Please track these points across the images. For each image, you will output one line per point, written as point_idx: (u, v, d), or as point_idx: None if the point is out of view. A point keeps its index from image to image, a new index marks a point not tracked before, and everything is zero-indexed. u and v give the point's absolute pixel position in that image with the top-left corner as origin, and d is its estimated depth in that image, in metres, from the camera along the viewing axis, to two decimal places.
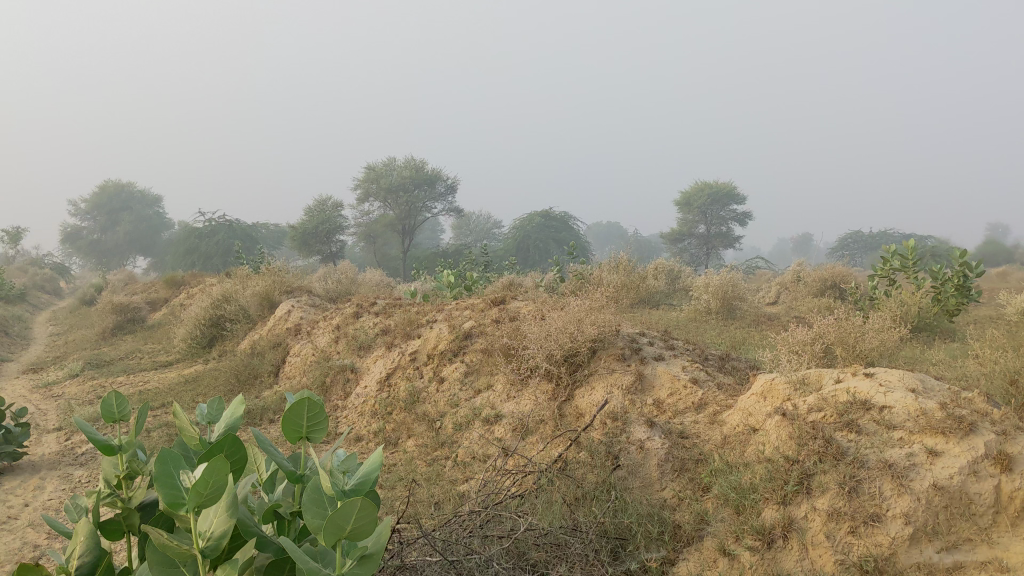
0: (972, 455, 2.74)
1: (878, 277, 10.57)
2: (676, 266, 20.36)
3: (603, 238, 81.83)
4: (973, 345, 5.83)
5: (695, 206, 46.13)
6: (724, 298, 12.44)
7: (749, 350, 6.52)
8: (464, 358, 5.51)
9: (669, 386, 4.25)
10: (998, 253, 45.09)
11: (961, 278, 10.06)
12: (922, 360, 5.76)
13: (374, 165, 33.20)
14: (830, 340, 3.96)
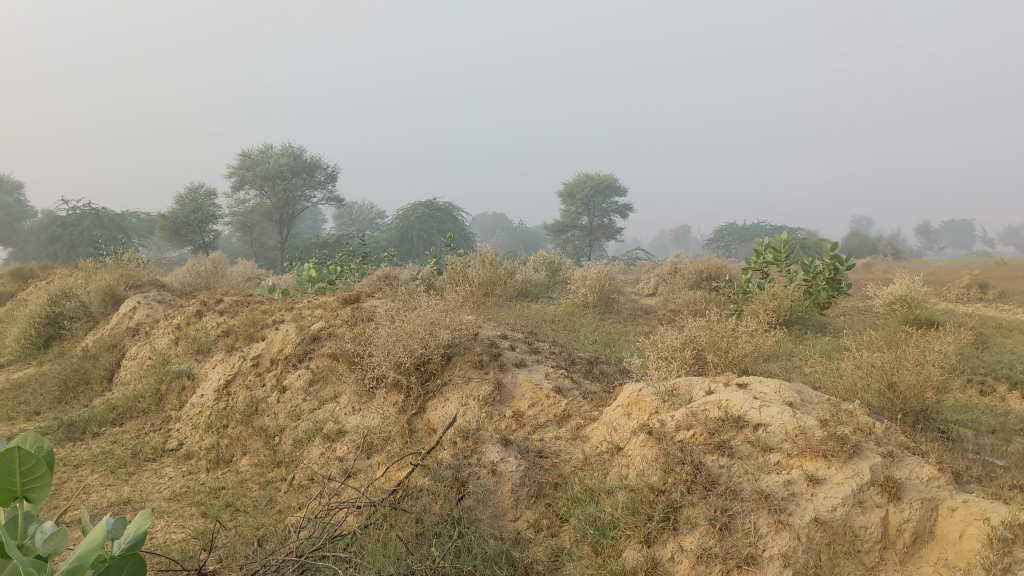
0: (857, 482, 2.42)
1: (751, 271, 10.50)
2: (557, 258, 20.14)
3: (487, 229, 81.69)
4: (842, 345, 5.69)
5: (578, 198, 46.37)
6: (601, 291, 12.21)
7: (619, 350, 6.22)
8: (310, 364, 4.98)
9: (530, 397, 3.83)
10: (862, 245, 47.06)
11: (832, 271, 10.12)
12: (791, 358, 5.58)
13: (249, 152, 31.88)
14: (702, 345, 3.64)
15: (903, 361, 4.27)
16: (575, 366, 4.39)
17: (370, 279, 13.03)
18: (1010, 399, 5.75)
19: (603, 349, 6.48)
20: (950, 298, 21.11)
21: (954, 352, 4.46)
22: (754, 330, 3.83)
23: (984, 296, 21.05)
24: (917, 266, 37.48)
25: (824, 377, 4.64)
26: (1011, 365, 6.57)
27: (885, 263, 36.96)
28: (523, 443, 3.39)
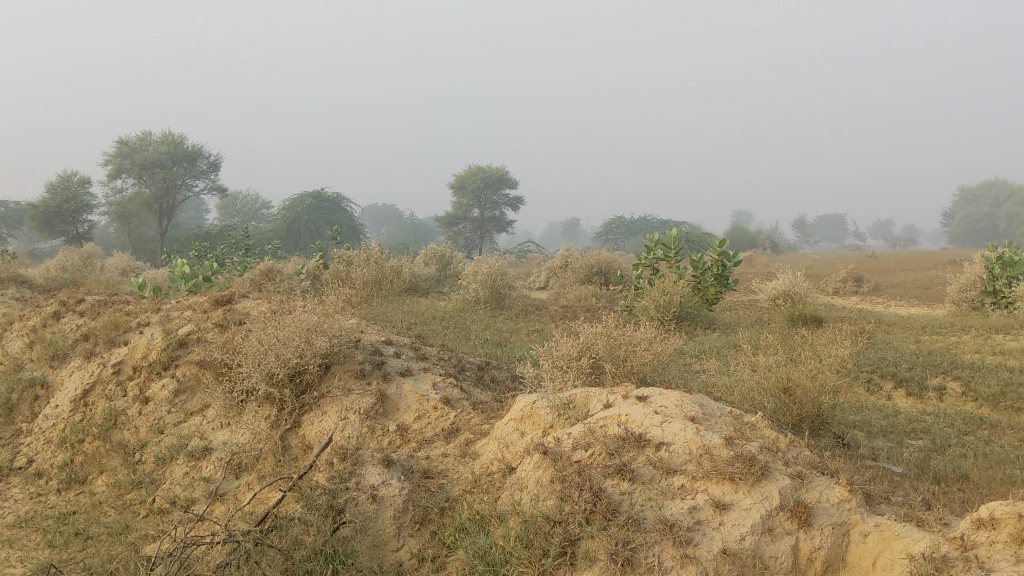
0: (766, 507, 2.23)
1: (641, 266, 10.46)
2: (448, 252, 19.86)
3: (377, 221, 80.73)
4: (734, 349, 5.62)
5: (469, 190, 46.19)
6: (493, 287, 12.00)
7: (510, 353, 6.01)
8: (177, 372, 4.58)
9: (415, 409, 3.56)
10: (744, 239, 48.46)
11: (720, 267, 10.19)
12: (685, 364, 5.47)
13: (126, 139, 30.45)
14: (598, 353, 3.44)
15: (797, 364, 4.19)
16: (465, 372, 4.14)
17: (252, 274, 12.48)
18: (896, 397, 5.79)
19: (494, 352, 6.26)
20: (828, 292, 21.80)
21: (847, 354, 4.40)
22: (651, 334, 3.67)
23: (859, 290, 21.82)
24: (797, 260, 38.76)
25: (718, 383, 4.53)
26: (894, 361, 6.65)
27: (766, 257, 38.15)
28: (407, 462, 3.12)
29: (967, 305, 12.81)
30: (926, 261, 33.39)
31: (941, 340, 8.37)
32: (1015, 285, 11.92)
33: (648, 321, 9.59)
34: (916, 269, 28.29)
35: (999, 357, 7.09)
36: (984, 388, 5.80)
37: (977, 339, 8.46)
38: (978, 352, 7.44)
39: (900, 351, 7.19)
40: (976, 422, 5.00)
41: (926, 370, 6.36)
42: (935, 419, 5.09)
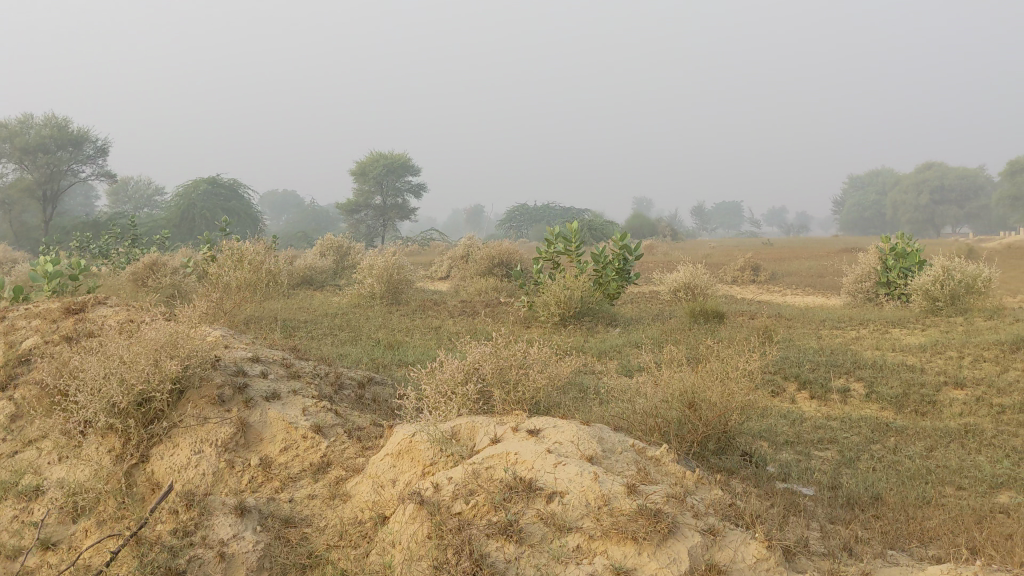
0: (673, 572, 1.92)
1: (542, 261, 10.15)
2: (346, 243, 19.18)
3: (277, 208, 78.78)
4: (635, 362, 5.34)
5: (371, 177, 45.32)
6: (390, 281, 11.49)
7: (399, 366, 5.60)
8: (14, 392, 4.02)
9: (281, 440, 3.14)
10: (644, 227, 48.96)
11: (621, 261, 9.97)
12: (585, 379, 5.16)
13: (5, 121, 28.64)
14: (486, 377, 3.09)
15: (702, 376, 3.91)
16: (344, 392, 3.75)
17: (134, 269, 11.68)
18: (799, 401, 5.62)
19: (385, 364, 5.84)
20: (726, 281, 21.98)
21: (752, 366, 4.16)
22: (544, 351, 3.35)
23: (756, 279, 22.07)
24: (697, 248, 39.31)
25: (621, 399, 4.23)
26: (796, 360, 6.49)
27: (665, 245, 38.60)
28: (266, 507, 2.71)
29: (861, 297, 12.94)
30: (817, 248, 34.24)
31: (842, 336, 8.31)
32: (909, 277, 12.07)
33: (550, 318, 9.30)
34: (808, 257, 28.92)
35: (899, 353, 7.03)
36: (887, 389, 5.68)
37: (875, 334, 8.43)
38: (878, 349, 7.37)
39: (802, 349, 7.06)
40: (881, 429, 4.84)
41: (829, 369, 6.22)
42: (840, 427, 4.91)
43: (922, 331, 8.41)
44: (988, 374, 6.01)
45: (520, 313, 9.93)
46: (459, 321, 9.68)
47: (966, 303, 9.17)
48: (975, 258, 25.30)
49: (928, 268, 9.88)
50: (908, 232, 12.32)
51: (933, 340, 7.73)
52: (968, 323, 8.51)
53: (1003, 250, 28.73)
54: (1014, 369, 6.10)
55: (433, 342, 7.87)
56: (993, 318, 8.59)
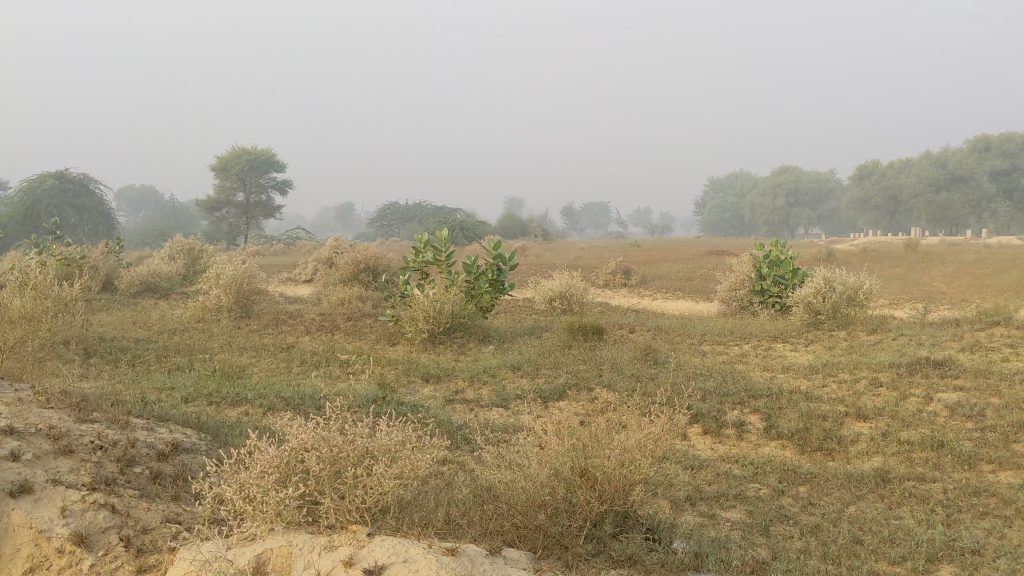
0: None
1: (409, 271, 9.21)
2: (198, 246, 17.81)
3: (133, 204, 75.01)
4: (515, 438, 4.65)
5: (233, 172, 43.48)
6: (239, 293, 10.40)
7: (231, 420, 4.69)
8: None
9: (29, 560, 2.27)
10: (515, 228, 48.82)
11: (495, 272, 9.22)
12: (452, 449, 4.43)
13: None
14: (317, 475, 2.56)
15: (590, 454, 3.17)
16: (135, 469, 2.88)
17: None
18: (693, 438, 5.02)
19: (210, 415, 4.90)
20: (598, 285, 21.69)
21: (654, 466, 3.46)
22: (389, 436, 2.80)
23: (628, 282, 21.83)
24: (568, 249, 39.24)
25: (493, 469, 3.51)
26: (686, 387, 5.88)
27: (535, 246, 38.36)
28: None
29: (736, 305, 12.66)
30: (682, 251, 34.64)
31: (726, 354, 7.80)
32: (784, 286, 11.79)
33: (417, 333, 8.50)
34: (676, 259, 29.10)
35: (789, 376, 6.52)
36: (787, 423, 5.11)
37: (757, 352, 7.97)
38: (766, 370, 6.87)
39: (690, 373, 6.47)
40: (787, 475, 4.24)
41: (723, 397, 5.62)
42: (743, 473, 4.29)
43: (805, 347, 8.00)
44: (888, 402, 5.54)
45: (384, 328, 9.08)
46: (315, 339, 8.75)
47: (847, 317, 8.84)
48: (833, 262, 25.92)
49: (807, 280, 9.55)
50: (782, 241, 12.04)
51: (820, 359, 7.29)
52: (852, 338, 8.15)
53: (856, 251, 29.66)
54: (913, 396, 5.65)
55: (280, 374, 6.91)
56: (875, 333, 8.29)
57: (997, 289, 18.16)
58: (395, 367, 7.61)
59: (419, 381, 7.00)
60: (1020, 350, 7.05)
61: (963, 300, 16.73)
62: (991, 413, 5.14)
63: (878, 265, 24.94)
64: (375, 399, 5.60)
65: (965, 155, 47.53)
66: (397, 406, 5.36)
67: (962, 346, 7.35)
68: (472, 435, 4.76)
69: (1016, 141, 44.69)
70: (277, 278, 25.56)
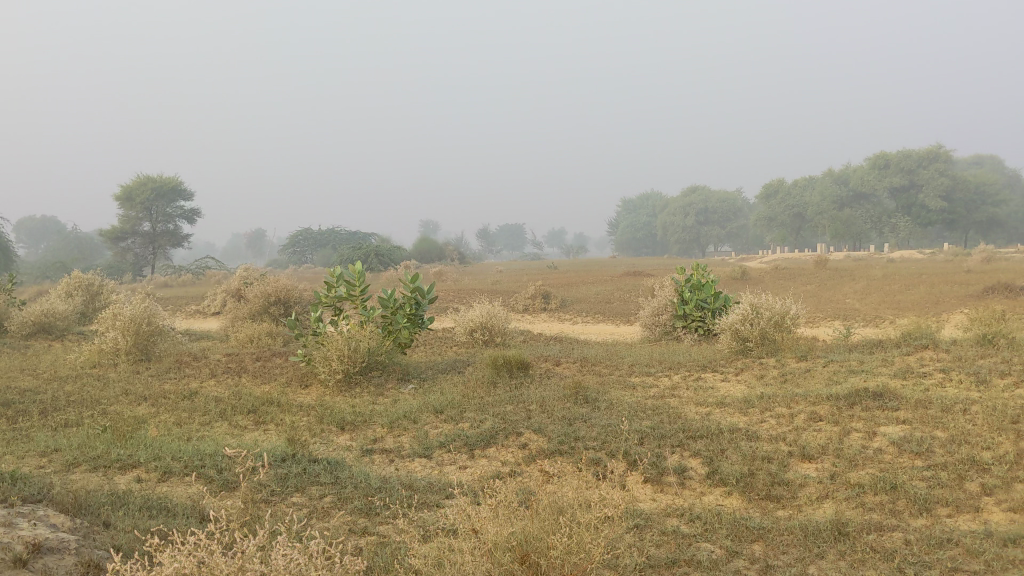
0: None
1: (321, 307, 8.68)
2: (97, 280, 16.88)
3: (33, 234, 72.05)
4: (445, 501, 4.22)
5: (139, 201, 42.16)
6: (139, 334, 9.70)
7: (121, 494, 4.15)
8: None
9: None
10: (431, 252, 48.32)
11: (413, 306, 8.76)
12: (375, 518, 3.98)
13: None
14: None
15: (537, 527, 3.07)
16: None
17: None
18: (633, 487, 4.66)
19: (95, 487, 4.34)
20: (518, 311, 21.37)
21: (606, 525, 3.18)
22: (291, 562, 2.57)
23: (548, 306, 21.55)
24: (485, 273, 38.90)
25: (419, 558, 3.09)
26: (620, 429, 5.54)
27: (451, 271, 37.90)
28: None
29: (659, 330, 12.44)
30: (598, 273, 34.64)
31: (656, 387, 7.50)
32: (707, 310, 11.62)
33: (331, 374, 7.98)
34: (593, 281, 29.02)
35: (724, 412, 6.24)
36: (730, 467, 4.79)
37: (688, 383, 7.69)
38: (700, 405, 6.57)
39: (623, 411, 6.13)
40: (738, 531, 3.91)
41: (660, 439, 5.29)
42: (692, 531, 3.94)
43: (737, 377, 7.76)
44: (831, 439, 5.29)
45: (296, 370, 8.53)
46: (222, 384, 8.16)
47: (775, 343, 8.64)
48: (748, 282, 26.13)
49: (732, 306, 9.34)
50: (703, 264, 11.86)
51: (754, 390, 7.04)
52: (782, 365, 7.94)
53: (769, 269, 30.02)
54: (856, 432, 5.42)
55: (180, 429, 6.33)
56: (804, 359, 8.09)
57: (908, 305, 18.41)
58: (309, 415, 7.09)
59: (334, 432, 6.50)
60: (952, 374, 6.92)
61: (877, 318, 16.90)
62: (939, 450, 4.92)
63: (791, 283, 25.21)
64: (285, 456, 5.11)
65: (866, 172, 48.90)
66: (311, 465, 4.88)
67: (893, 372, 7.20)
68: (393, 496, 4.32)
69: (912, 158, 46.08)
70: (185, 311, 24.55)
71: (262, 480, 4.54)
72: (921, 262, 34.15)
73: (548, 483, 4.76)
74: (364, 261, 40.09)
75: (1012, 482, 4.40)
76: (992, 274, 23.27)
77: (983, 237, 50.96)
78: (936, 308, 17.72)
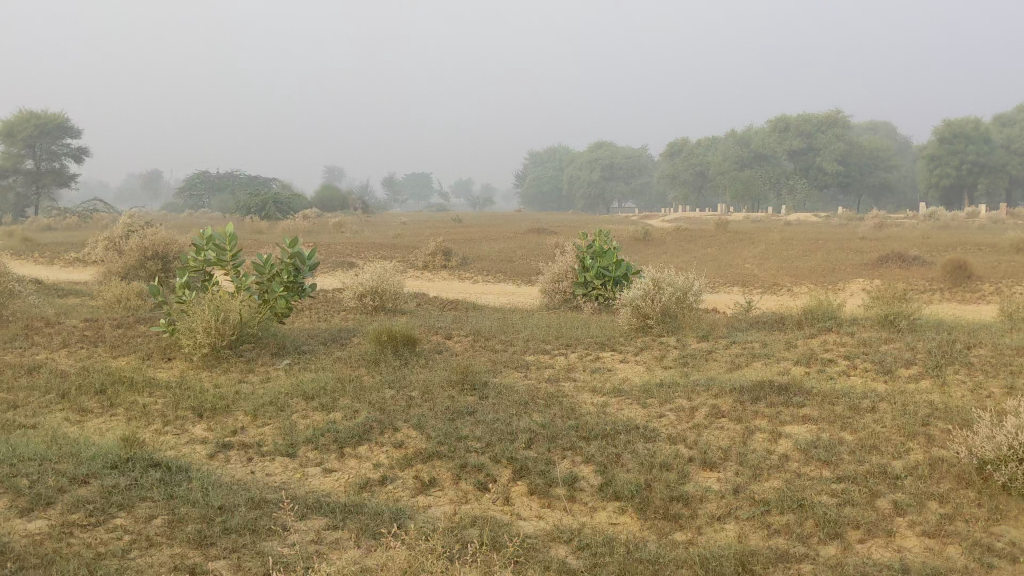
0: None
1: (188, 272, 7.84)
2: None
3: None
4: (295, 526, 3.61)
5: (20, 137, 39.68)
6: None
7: None
8: None
9: None
10: (333, 200, 47.05)
11: (291, 273, 7.99)
12: (211, 551, 3.36)
13: None
14: None
15: None
16: None
17: None
18: (517, 502, 4.14)
19: None
20: (417, 268, 20.69)
21: None
22: None
23: (448, 263, 20.87)
24: (387, 225, 37.99)
25: None
26: (508, 426, 5.00)
27: (352, 223, 36.81)
28: None
29: (559, 298, 11.99)
30: (501, 228, 34.03)
31: (550, 369, 6.98)
32: (608, 279, 11.17)
33: (197, 348, 7.19)
34: (496, 237, 28.54)
35: (622, 403, 5.76)
36: (625, 477, 4.31)
37: (585, 364, 7.19)
38: (596, 394, 6.08)
39: (512, 403, 5.60)
40: (632, 564, 3.43)
41: (550, 441, 4.77)
42: (581, 565, 3.44)
43: (635, 358, 7.28)
44: (734, 441, 4.87)
45: (158, 341, 7.71)
46: (71, 358, 7.29)
47: (677, 322, 8.21)
48: (650, 242, 26.03)
49: (634, 280, 8.86)
50: (606, 230, 11.34)
51: (653, 377, 6.58)
52: (683, 345, 7.51)
53: (673, 230, 30.00)
54: (760, 432, 5.01)
55: (11, 422, 5.52)
56: (707, 339, 7.71)
57: (806, 272, 18.45)
58: (166, 398, 6.33)
59: (190, 421, 5.78)
60: (856, 363, 6.60)
61: (776, 285, 16.83)
62: (849, 458, 4.54)
63: (692, 245, 25.11)
64: (120, 460, 4.40)
65: (767, 134, 49.49)
66: (147, 473, 4.20)
67: (797, 358, 6.84)
68: (235, 518, 3.69)
69: (812, 122, 46.77)
70: (62, 258, 22.99)
71: (83, 496, 3.85)
72: (818, 226, 34.74)
73: (421, 497, 4.21)
74: (262, 209, 38.67)
75: (926, 500, 4.05)
76: (885, 241, 23.59)
77: (874, 201, 52.38)
78: (832, 277, 17.76)
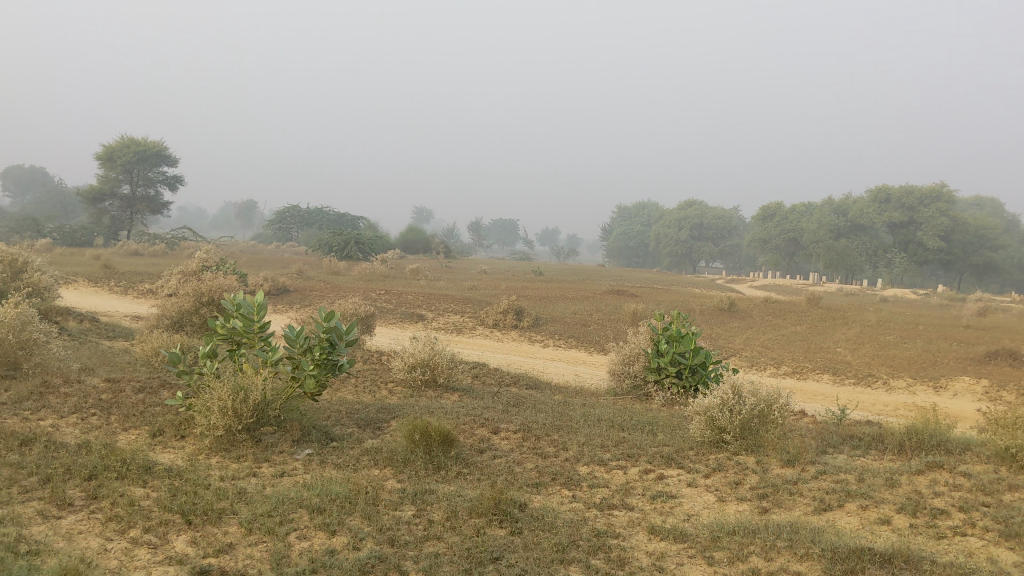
0: None
1: (212, 342, 7.15)
2: None
3: None
4: None
5: (118, 164, 40.62)
6: (8, 345, 8.03)
7: None
8: None
9: None
10: (417, 242, 47.05)
11: (324, 350, 7.20)
12: None
13: None
14: None
15: None
16: None
17: None
18: None
19: None
20: (487, 326, 19.93)
21: None
22: None
23: (520, 323, 19.96)
24: (467, 273, 37.59)
25: None
26: None
27: (432, 270, 36.48)
28: None
29: (628, 384, 10.95)
30: (581, 285, 33.09)
31: (604, 490, 5.97)
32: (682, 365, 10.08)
33: (210, 430, 6.43)
34: (575, 295, 27.75)
35: (686, 556, 4.73)
36: None
37: (647, 485, 6.16)
38: (653, 536, 5.06)
39: (548, 546, 4.62)
40: None
41: None
42: None
43: (707, 483, 6.22)
44: None
45: (174, 416, 6.98)
46: (77, 429, 6.59)
47: (758, 439, 7.11)
48: (734, 314, 24.82)
49: (710, 384, 7.81)
50: (684, 313, 10.26)
51: (725, 515, 5.52)
52: (764, 471, 6.43)
53: (759, 300, 28.68)
54: None
55: None
56: (793, 463, 6.60)
57: (904, 364, 17.04)
58: (160, 490, 5.54)
59: (175, 529, 4.96)
60: (976, 519, 5.42)
61: (870, 376, 15.49)
62: None
63: (780, 320, 23.78)
64: None
65: (865, 203, 47.71)
66: None
67: (902, 504, 5.68)
68: None
69: (914, 194, 44.81)
70: (137, 289, 22.83)
71: None
72: (918, 305, 32.95)
73: None
74: (343, 248, 38.66)
75: None
76: (990, 332, 21.92)
77: (978, 280, 49.80)
78: (932, 371, 16.32)
